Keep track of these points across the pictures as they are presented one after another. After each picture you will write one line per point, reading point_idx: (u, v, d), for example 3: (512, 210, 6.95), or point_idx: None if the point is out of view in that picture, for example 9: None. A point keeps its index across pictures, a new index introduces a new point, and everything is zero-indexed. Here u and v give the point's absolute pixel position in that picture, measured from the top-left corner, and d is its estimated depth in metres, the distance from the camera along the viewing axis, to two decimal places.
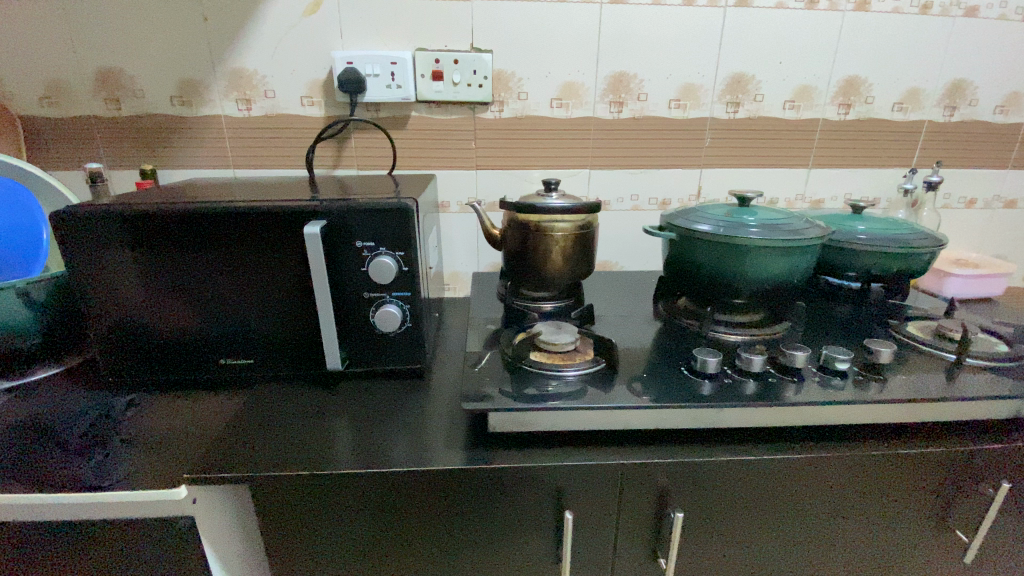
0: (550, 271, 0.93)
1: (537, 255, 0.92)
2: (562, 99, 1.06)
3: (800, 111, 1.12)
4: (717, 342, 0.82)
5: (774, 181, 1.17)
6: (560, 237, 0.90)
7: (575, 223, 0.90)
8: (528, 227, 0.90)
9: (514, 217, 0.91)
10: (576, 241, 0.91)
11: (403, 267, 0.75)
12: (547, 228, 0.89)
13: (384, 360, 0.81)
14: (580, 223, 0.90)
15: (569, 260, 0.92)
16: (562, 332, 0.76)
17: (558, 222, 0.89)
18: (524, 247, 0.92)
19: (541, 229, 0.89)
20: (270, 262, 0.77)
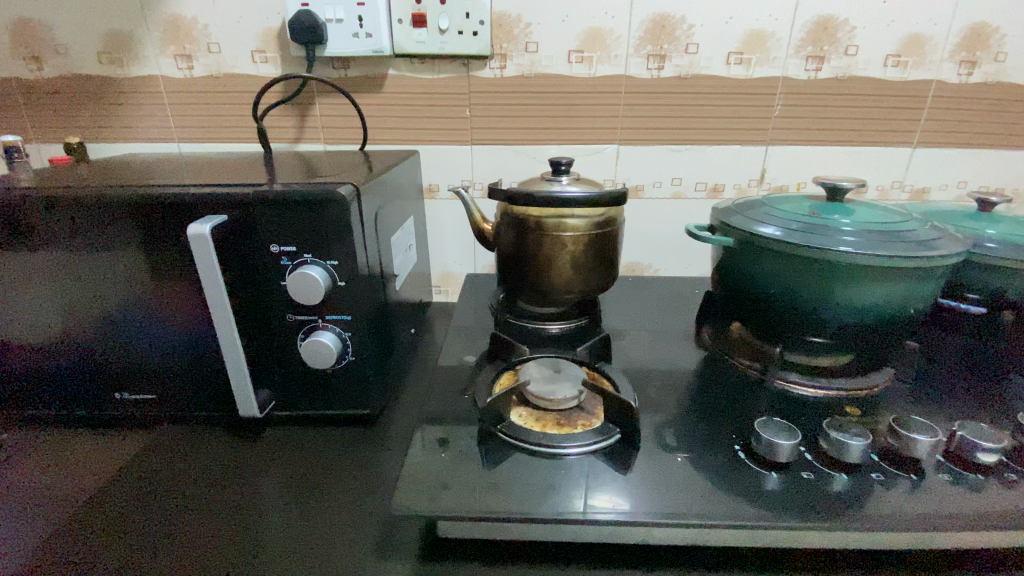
0: (556, 285, 0.69)
1: (538, 264, 0.68)
2: (584, 51, 0.80)
3: (908, 69, 0.83)
4: (785, 397, 0.58)
5: (863, 163, 0.89)
6: (570, 239, 0.66)
7: (591, 220, 0.66)
8: (525, 226, 0.67)
9: (509, 212, 0.68)
10: (593, 245, 0.67)
11: (338, 281, 0.54)
12: (551, 227, 0.66)
13: (321, 401, 0.60)
14: (598, 221, 0.66)
15: (582, 271, 0.69)
16: (562, 380, 0.53)
17: (567, 219, 0.65)
18: (520, 251, 0.69)
19: (543, 228, 0.66)
20: (164, 270, 0.56)
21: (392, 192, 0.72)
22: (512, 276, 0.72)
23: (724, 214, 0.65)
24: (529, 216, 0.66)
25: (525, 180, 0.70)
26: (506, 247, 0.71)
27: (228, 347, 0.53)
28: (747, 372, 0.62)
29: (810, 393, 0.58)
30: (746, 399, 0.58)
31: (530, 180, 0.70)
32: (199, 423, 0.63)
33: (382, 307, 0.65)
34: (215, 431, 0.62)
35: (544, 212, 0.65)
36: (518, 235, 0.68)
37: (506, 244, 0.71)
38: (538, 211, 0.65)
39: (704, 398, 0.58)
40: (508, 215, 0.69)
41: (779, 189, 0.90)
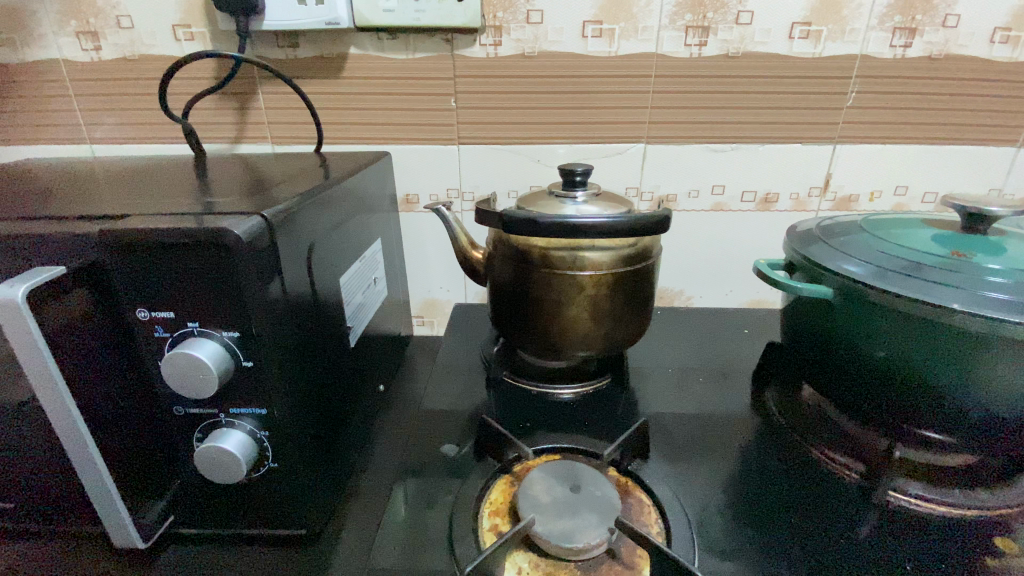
0: (568, 342, 0.52)
1: (543, 313, 0.51)
2: (603, 23, 0.62)
3: (1020, 47, 0.63)
4: (896, 518, 0.40)
5: (955, 168, 0.70)
6: (586, 281, 0.48)
7: (617, 255, 0.48)
8: (525, 262, 0.49)
9: (505, 241, 0.51)
10: (617, 288, 0.50)
11: (243, 361, 0.36)
12: (562, 264, 0.48)
13: (239, 519, 0.42)
14: (625, 256, 0.49)
15: (603, 322, 0.51)
16: (583, 510, 0.36)
17: (584, 254, 0.47)
18: (520, 295, 0.51)
19: (550, 266, 0.48)
20: None
21: (354, 205, 0.54)
22: (509, 325, 0.54)
23: (803, 246, 0.48)
24: (534, 249, 0.49)
25: (527, 196, 0.52)
26: (501, 286, 0.53)
27: (79, 458, 0.35)
28: (838, 471, 0.45)
29: (939, 512, 0.40)
30: (847, 521, 0.40)
31: (533, 196, 0.52)
32: (11, 540, 0.43)
33: (332, 376, 0.47)
34: (35, 552, 0.42)
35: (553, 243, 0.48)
36: (516, 273, 0.51)
37: (501, 282, 0.53)
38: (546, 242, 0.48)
39: (787, 516, 0.41)
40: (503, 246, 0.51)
41: (847, 199, 0.71)
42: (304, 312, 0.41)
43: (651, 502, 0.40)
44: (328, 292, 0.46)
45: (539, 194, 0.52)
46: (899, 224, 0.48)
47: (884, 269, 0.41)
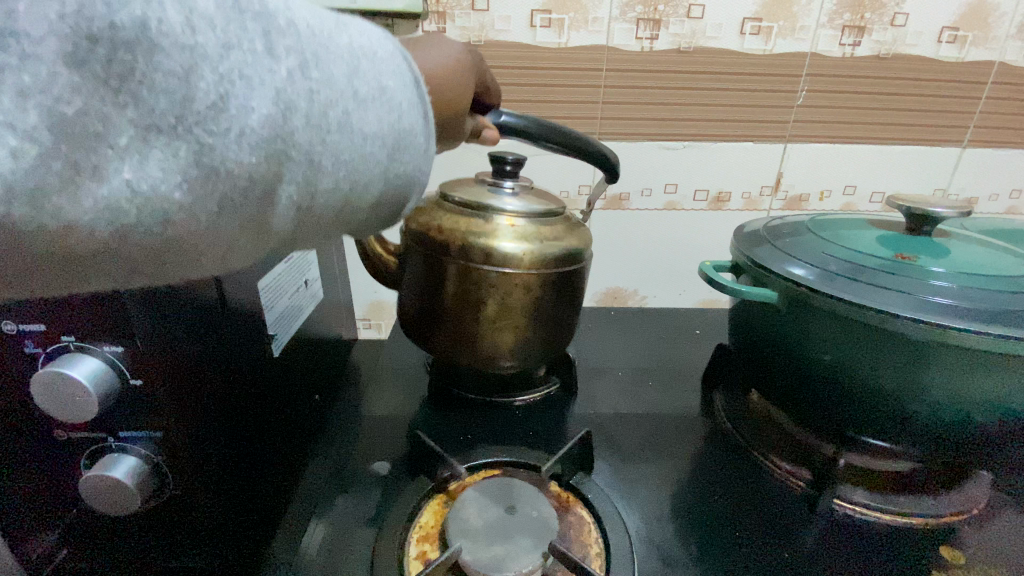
0: (480, 350, 0.46)
1: (453, 315, 0.46)
2: (552, 12, 0.59)
3: (966, 48, 0.64)
4: (840, 527, 0.39)
5: (902, 167, 0.70)
6: (497, 280, 0.43)
7: (534, 253, 0.44)
8: (435, 256, 0.45)
9: (413, 231, 0.46)
10: (535, 292, 0.45)
11: (130, 379, 0.32)
12: (470, 257, 0.43)
13: (140, 551, 0.37)
14: (541, 256, 0.44)
15: (519, 328, 0.46)
16: (515, 533, 0.33)
17: (499, 247, 0.43)
18: (431, 293, 0.46)
19: (458, 260, 0.44)
20: None
21: None
22: (418, 330, 0.49)
23: (749, 248, 0.46)
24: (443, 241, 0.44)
25: (448, 186, 0.48)
26: (410, 282, 0.48)
27: None
28: (784, 477, 0.44)
29: (881, 520, 0.40)
30: (792, 534, 0.39)
31: (454, 185, 0.48)
32: None
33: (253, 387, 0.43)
34: None
35: (465, 232, 0.44)
36: (425, 267, 0.46)
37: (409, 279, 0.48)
38: (457, 231, 0.44)
39: (732, 528, 0.39)
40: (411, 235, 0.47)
41: (798, 199, 0.71)
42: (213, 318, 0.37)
43: (592, 518, 0.38)
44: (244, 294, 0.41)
45: (461, 183, 0.49)
46: (845, 225, 0.47)
47: (828, 271, 0.40)
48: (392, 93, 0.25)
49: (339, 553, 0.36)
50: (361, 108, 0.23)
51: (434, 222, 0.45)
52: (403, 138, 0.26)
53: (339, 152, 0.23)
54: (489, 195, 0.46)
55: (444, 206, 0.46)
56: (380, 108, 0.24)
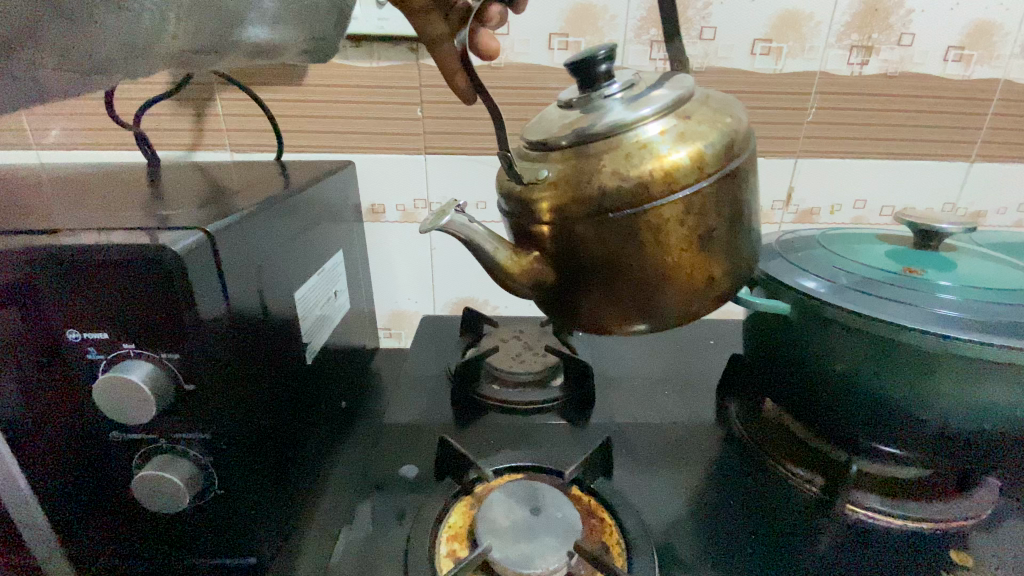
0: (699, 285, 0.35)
1: (653, 268, 0.33)
2: (569, 35, 0.62)
3: (972, 65, 0.65)
4: (853, 532, 0.41)
5: (911, 181, 0.72)
6: (701, 198, 0.32)
7: (724, 131, 0.33)
8: (594, 223, 0.32)
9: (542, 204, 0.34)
10: (741, 180, 0.34)
11: (183, 383, 0.34)
12: (665, 190, 0.31)
13: (173, 550, 0.39)
14: (737, 133, 0.34)
15: (734, 228, 0.35)
16: (543, 534, 0.35)
17: (693, 150, 0.32)
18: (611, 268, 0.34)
19: (643, 208, 0.32)
20: None
21: (313, 215, 0.52)
22: (587, 311, 0.36)
23: (762, 261, 0.48)
24: (608, 198, 0.32)
25: (548, 132, 0.35)
26: (568, 268, 0.35)
27: None
28: (798, 484, 0.45)
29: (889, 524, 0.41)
30: (808, 539, 0.40)
31: (555, 126, 0.35)
32: None
33: (287, 394, 0.45)
34: None
35: (649, 161, 0.31)
36: (593, 246, 0.33)
37: (564, 264, 0.35)
38: (634, 167, 0.31)
39: (747, 533, 0.41)
40: (561, 219, 0.33)
41: (808, 212, 0.73)
42: (255, 329, 0.39)
43: (613, 521, 0.40)
44: (281, 306, 0.44)
45: (559, 118, 0.35)
46: (855, 239, 0.49)
47: (840, 284, 0.42)
48: None
49: (374, 551, 0.38)
50: None
51: (578, 183, 0.32)
52: None
53: None
54: (618, 104, 0.34)
55: (578, 151, 0.33)
56: None
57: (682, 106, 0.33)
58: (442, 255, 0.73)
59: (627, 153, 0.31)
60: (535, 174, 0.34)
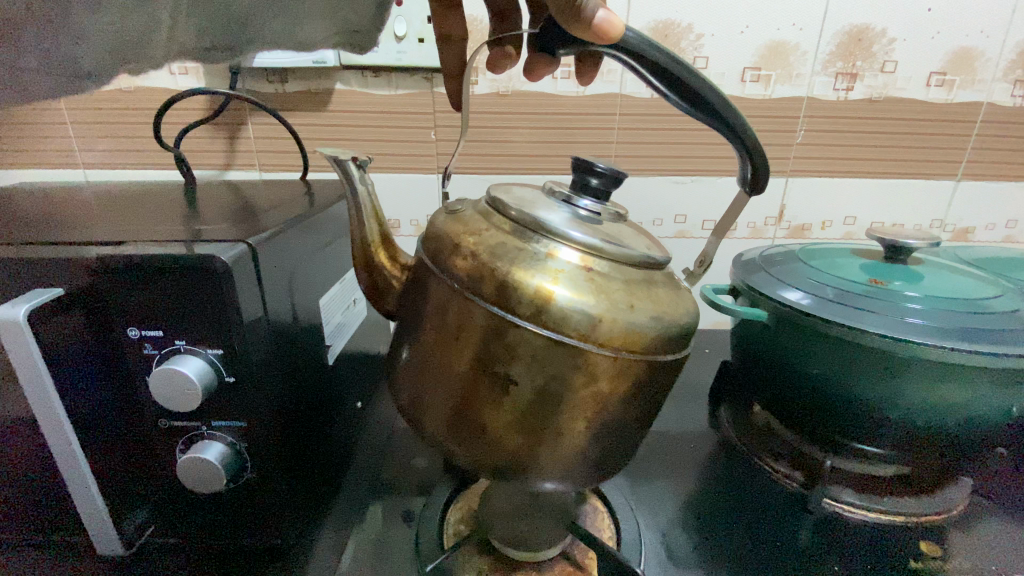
0: (488, 433, 0.32)
1: (454, 372, 0.32)
2: (571, 65, 0.67)
3: (954, 90, 0.69)
4: (830, 521, 0.45)
5: (899, 198, 0.75)
6: (527, 342, 0.31)
7: (602, 310, 0.31)
8: (441, 285, 0.33)
9: (434, 241, 0.36)
10: (582, 369, 0.31)
11: (226, 377, 0.39)
12: (501, 300, 0.31)
13: (213, 529, 0.43)
14: (609, 322, 0.31)
15: (557, 409, 0.32)
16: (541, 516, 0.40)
17: (550, 289, 0.31)
18: (429, 342, 0.34)
19: (476, 300, 0.31)
20: None
21: (336, 231, 0.57)
22: (403, 377, 0.36)
23: (746, 276, 0.52)
24: (462, 271, 0.33)
25: (495, 192, 0.38)
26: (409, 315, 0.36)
27: (43, 412, 0.36)
28: (780, 479, 0.49)
29: (864, 518, 0.45)
30: (788, 528, 0.44)
31: (506, 195, 0.37)
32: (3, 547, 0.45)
33: (311, 392, 0.49)
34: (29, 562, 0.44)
35: (511, 262, 0.32)
36: (432, 307, 0.34)
37: (409, 310, 0.36)
38: (498, 261, 0.32)
39: (731, 524, 0.44)
40: (429, 257, 0.35)
41: (800, 228, 0.77)
42: (286, 332, 0.44)
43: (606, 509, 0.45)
44: (308, 313, 0.49)
45: (520, 193, 0.38)
46: (832, 254, 0.53)
47: (815, 296, 0.46)
48: None
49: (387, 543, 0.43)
50: None
51: (461, 242, 0.34)
52: None
53: None
54: (552, 211, 0.35)
55: (486, 216, 0.36)
56: None
57: (598, 262, 0.33)
58: None
59: (505, 244, 0.33)
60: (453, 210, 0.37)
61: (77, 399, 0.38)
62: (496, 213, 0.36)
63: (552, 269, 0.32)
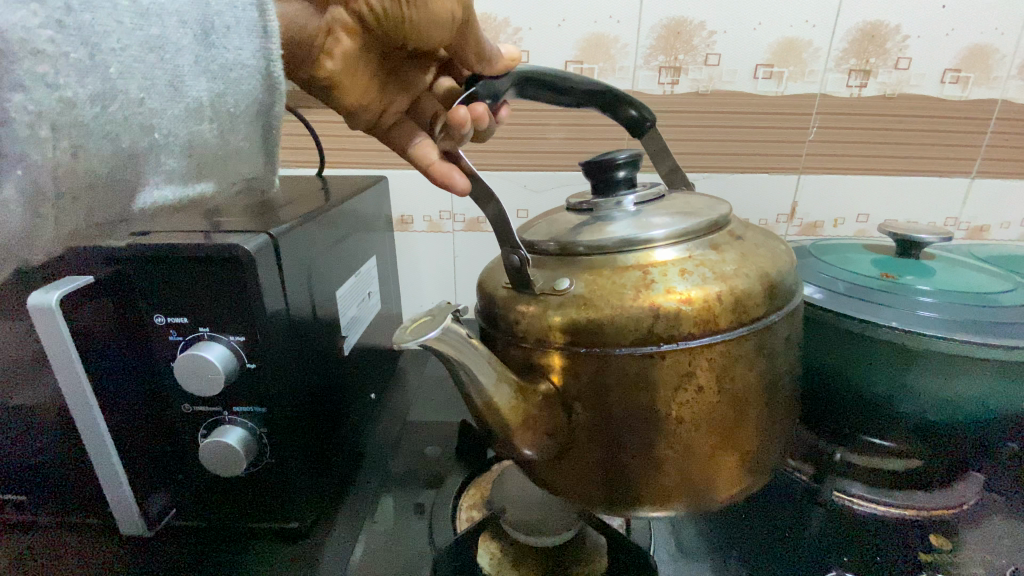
0: (736, 444, 0.34)
1: (698, 418, 0.33)
2: (583, 62, 0.68)
3: (969, 86, 0.69)
4: (840, 511, 0.45)
5: (914, 196, 0.75)
6: (740, 357, 0.33)
7: (758, 268, 0.35)
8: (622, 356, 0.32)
9: (563, 322, 0.33)
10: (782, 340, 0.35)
11: (247, 362, 0.40)
12: (705, 329, 0.32)
13: (232, 512, 0.45)
14: (777, 280, 0.35)
15: (781, 376, 0.36)
16: (555, 506, 0.43)
17: (722, 282, 0.33)
18: (644, 408, 0.33)
19: (689, 347, 0.32)
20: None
21: (352, 224, 0.59)
22: (624, 454, 0.34)
23: None
24: (631, 332, 0.32)
25: (560, 233, 0.37)
26: (606, 414, 0.33)
27: (73, 396, 0.37)
28: (791, 472, 0.49)
29: (912, 515, 0.44)
30: (801, 522, 0.44)
31: (569, 231, 0.37)
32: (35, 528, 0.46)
33: (328, 383, 0.50)
34: (59, 541, 0.45)
35: (671, 286, 0.32)
36: (634, 382, 0.32)
37: (601, 400, 0.33)
38: (665, 295, 0.32)
39: (740, 519, 0.44)
40: (595, 342, 0.33)
41: (813, 225, 0.77)
42: (306, 320, 0.45)
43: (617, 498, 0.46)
44: (326, 305, 0.50)
45: (577, 221, 0.38)
46: (845, 250, 0.53)
47: (832, 292, 0.46)
48: (236, 54, 0.29)
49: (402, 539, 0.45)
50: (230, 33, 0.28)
51: (609, 301, 0.32)
52: (220, 29, 0.28)
53: (205, 68, 0.28)
54: (629, 217, 0.37)
55: (591, 263, 0.35)
56: (218, 56, 0.28)
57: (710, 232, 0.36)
58: (465, 263, 0.79)
59: (652, 271, 0.33)
60: (556, 285, 0.34)
61: (108, 383, 0.39)
62: (589, 254, 0.35)
63: (704, 265, 0.33)
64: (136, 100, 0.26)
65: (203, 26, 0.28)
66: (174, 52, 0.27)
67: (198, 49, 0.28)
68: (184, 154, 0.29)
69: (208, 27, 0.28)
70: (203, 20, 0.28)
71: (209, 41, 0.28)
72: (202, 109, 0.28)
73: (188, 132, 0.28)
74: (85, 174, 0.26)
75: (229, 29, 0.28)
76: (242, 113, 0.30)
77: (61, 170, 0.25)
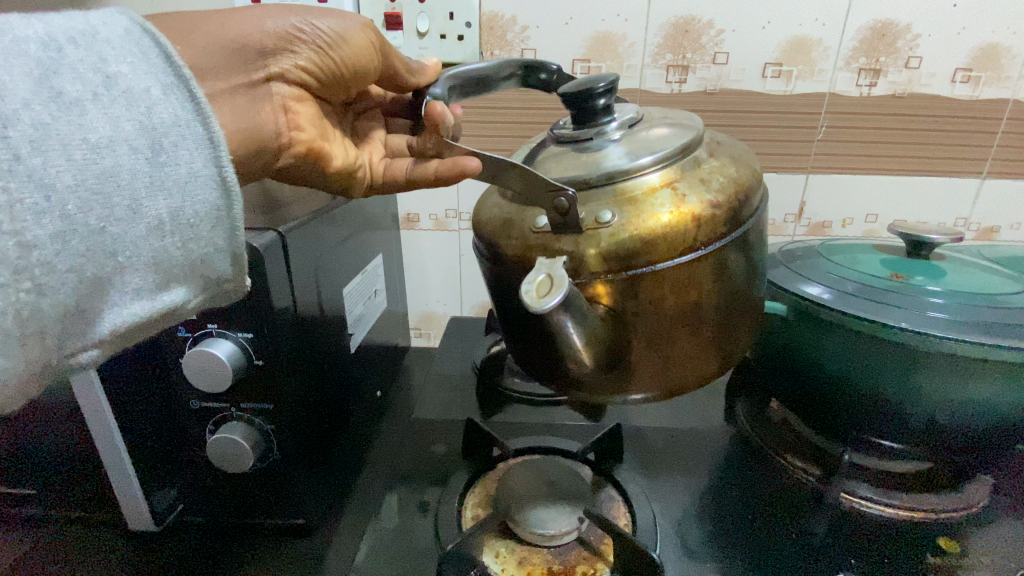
0: (744, 325, 0.38)
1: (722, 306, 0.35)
2: (590, 61, 0.68)
3: (980, 86, 0.68)
4: (845, 513, 0.45)
5: (923, 196, 0.74)
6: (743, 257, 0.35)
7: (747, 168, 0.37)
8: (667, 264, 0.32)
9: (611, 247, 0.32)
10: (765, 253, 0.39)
11: (256, 360, 0.40)
12: (727, 229, 0.34)
13: (238, 510, 0.45)
14: (761, 175, 0.37)
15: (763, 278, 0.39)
16: (560, 505, 0.43)
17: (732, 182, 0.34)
18: (684, 309, 0.34)
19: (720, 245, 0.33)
20: None
21: (359, 222, 0.59)
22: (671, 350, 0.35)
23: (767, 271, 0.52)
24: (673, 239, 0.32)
25: (569, 166, 0.36)
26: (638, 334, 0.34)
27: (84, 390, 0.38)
28: (797, 474, 0.49)
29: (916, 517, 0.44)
30: (807, 523, 0.44)
31: (576, 162, 0.36)
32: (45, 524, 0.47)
33: (334, 381, 0.50)
34: (69, 537, 0.46)
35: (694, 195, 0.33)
36: (679, 285, 0.33)
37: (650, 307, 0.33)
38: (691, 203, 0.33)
39: (747, 521, 0.44)
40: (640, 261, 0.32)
41: (821, 225, 0.76)
42: (313, 317, 0.45)
43: (623, 498, 0.46)
44: (332, 302, 0.50)
45: (577, 150, 0.37)
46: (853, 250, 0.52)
47: (839, 291, 0.45)
48: (191, 165, 0.27)
49: (407, 536, 0.45)
50: (185, 147, 0.27)
51: (648, 217, 0.32)
52: (171, 141, 0.27)
53: (161, 187, 0.27)
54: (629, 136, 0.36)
55: (619, 191, 0.33)
56: (173, 172, 0.27)
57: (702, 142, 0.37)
58: (471, 261, 0.79)
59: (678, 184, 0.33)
60: (597, 218, 0.33)
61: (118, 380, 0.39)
62: (607, 183, 0.34)
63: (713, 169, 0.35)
64: (93, 229, 0.25)
65: (153, 143, 0.26)
66: (129, 178, 0.25)
67: (151, 170, 0.26)
68: (151, 272, 0.27)
69: (157, 146, 0.26)
70: (153, 135, 0.26)
71: (161, 157, 0.26)
72: (163, 226, 0.27)
73: (152, 251, 0.27)
74: (47, 312, 0.24)
75: (183, 139, 0.27)
76: (206, 223, 0.29)
77: (17, 319, 0.23)
